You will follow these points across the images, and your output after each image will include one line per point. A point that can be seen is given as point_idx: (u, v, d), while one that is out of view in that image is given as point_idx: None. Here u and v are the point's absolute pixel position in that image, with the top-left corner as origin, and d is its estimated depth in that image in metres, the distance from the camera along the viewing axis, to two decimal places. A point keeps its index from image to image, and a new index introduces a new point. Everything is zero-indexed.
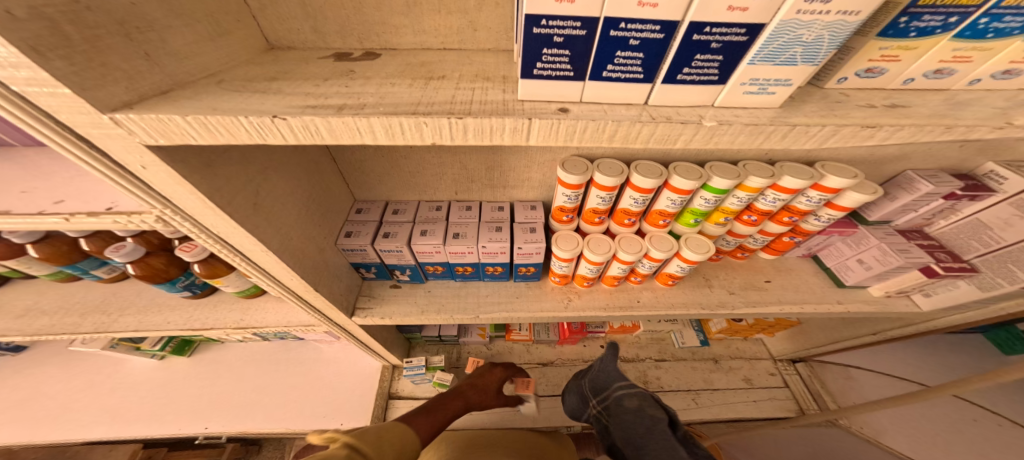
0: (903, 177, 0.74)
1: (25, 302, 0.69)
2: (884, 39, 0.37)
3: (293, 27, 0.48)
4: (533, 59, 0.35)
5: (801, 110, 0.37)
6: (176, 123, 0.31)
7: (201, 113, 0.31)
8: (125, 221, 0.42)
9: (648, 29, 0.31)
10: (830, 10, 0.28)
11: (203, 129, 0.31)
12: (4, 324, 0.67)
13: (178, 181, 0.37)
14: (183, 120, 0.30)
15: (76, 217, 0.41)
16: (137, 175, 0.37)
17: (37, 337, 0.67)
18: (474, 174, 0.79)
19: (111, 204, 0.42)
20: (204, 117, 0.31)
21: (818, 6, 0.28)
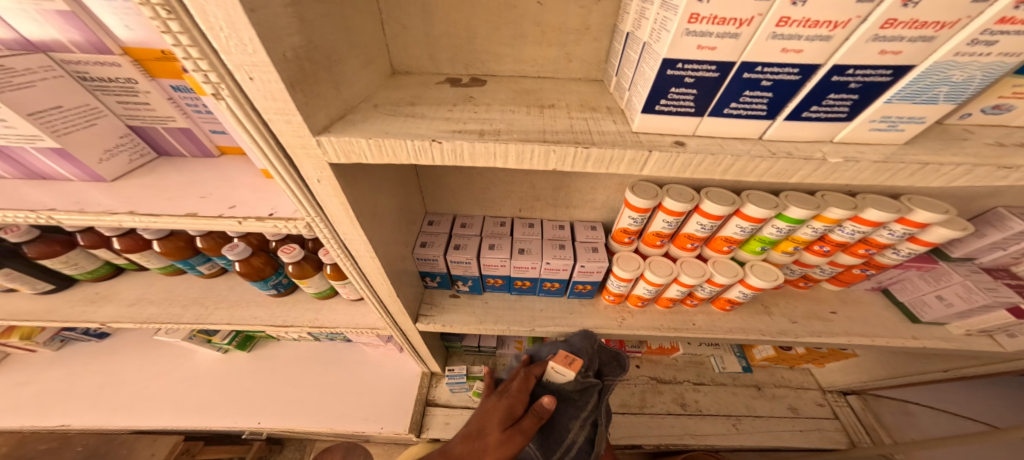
0: (995, 215, 0.75)
1: (134, 293, 0.76)
2: (1020, 76, 0.37)
3: (415, 55, 0.57)
4: (658, 96, 0.38)
5: (921, 148, 0.39)
6: (359, 145, 0.37)
7: (380, 137, 0.37)
8: (281, 226, 0.48)
9: (785, 71, 0.34)
10: (992, 52, 0.31)
11: (377, 151, 0.38)
12: (116, 310, 0.73)
13: (338, 195, 0.42)
14: (366, 143, 0.37)
15: (248, 222, 0.47)
16: (309, 187, 0.42)
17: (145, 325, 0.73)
18: (541, 194, 0.82)
19: (272, 210, 0.48)
20: (381, 140, 0.37)
21: (981, 48, 0.30)
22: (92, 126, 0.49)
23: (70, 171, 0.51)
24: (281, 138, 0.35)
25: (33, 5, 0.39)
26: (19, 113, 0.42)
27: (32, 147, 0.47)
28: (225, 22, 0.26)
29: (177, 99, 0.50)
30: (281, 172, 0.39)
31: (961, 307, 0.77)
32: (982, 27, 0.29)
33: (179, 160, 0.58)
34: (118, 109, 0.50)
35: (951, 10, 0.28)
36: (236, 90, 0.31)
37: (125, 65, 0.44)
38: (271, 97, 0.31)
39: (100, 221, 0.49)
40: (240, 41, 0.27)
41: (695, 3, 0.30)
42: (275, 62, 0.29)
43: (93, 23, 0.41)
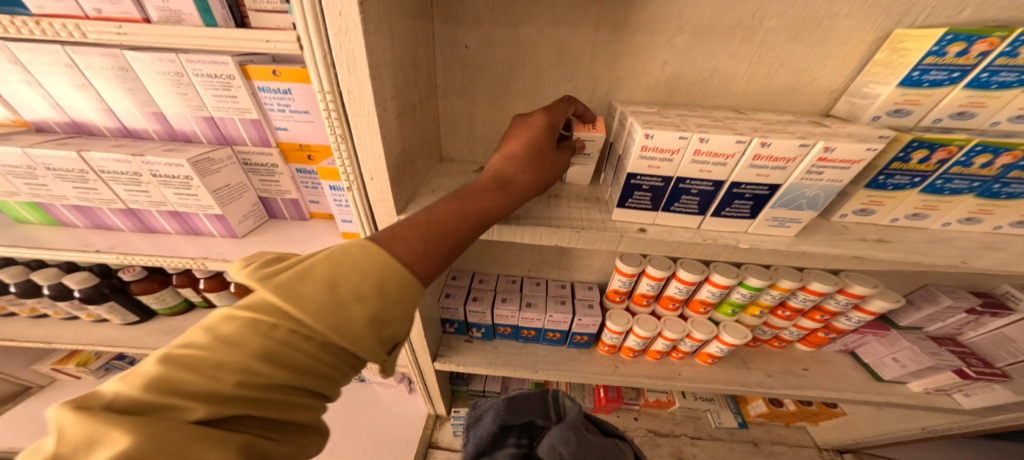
0: (925, 290, 0.90)
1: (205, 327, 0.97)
2: (870, 189, 0.56)
3: (460, 149, 0.84)
4: (626, 196, 0.57)
5: (811, 238, 0.55)
6: None
7: None
8: None
9: (704, 184, 0.53)
10: (823, 178, 0.49)
11: None
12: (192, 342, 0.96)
13: None
14: None
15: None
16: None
17: None
18: (547, 257, 1.04)
19: None
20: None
21: (816, 177, 0.48)
22: (241, 197, 0.69)
23: (217, 229, 0.69)
24: (374, 212, 0.58)
25: (236, 116, 0.62)
26: (209, 189, 0.62)
27: (204, 213, 0.66)
28: (367, 144, 0.49)
29: (297, 178, 0.71)
30: (367, 231, 0.62)
31: (914, 367, 0.87)
32: (810, 162, 0.47)
33: (282, 221, 0.77)
34: (256, 184, 0.71)
35: (788, 151, 0.47)
36: (359, 183, 0.55)
37: (274, 154, 0.67)
38: (382, 191, 0.55)
39: None
40: (376, 158, 0.51)
41: (645, 139, 0.50)
42: (388, 167, 0.53)
43: (266, 126, 0.63)
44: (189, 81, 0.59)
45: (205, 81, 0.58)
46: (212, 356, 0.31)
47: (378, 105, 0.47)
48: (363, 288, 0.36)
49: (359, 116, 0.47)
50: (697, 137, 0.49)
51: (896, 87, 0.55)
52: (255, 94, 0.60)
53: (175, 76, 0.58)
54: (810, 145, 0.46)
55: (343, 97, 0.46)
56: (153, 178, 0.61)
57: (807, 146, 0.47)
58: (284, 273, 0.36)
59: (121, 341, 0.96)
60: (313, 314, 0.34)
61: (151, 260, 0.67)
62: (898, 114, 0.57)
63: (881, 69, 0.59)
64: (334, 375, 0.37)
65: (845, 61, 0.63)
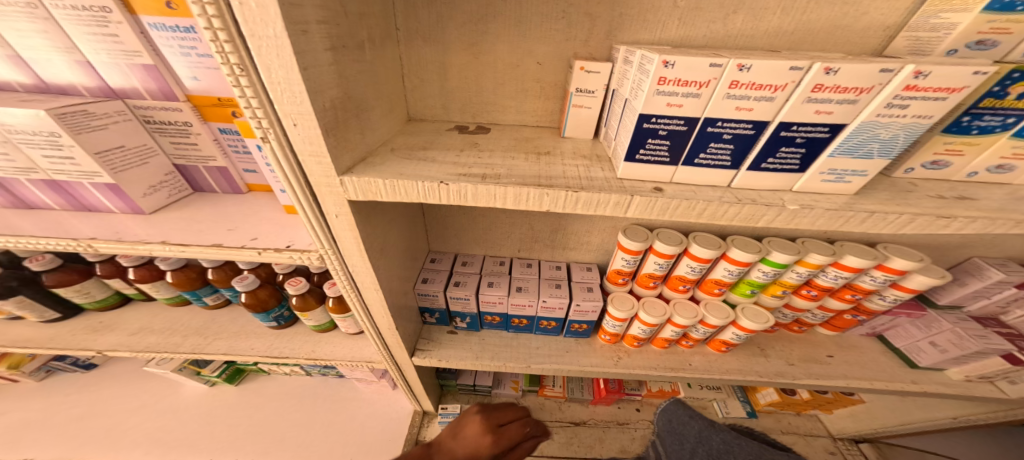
0: (971, 264, 0.78)
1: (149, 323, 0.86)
2: (948, 134, 0.43)
3: (431, 106, 0.69)
4: (637, 147, 0.44)
5: (872, 196, 0.43)
6: (376, 185, 0.45)
7: (394, 179, 0.44)
8: (297, 257, 0.54)
9: (741, 126, 0.40)
10: (907, 114, 0.36)
11: (391, 190, 0.45)
12: (125, 341, 0.83)
13: (352, 228, 0.50)
14: (382, 183, 0.45)
15: (268, 252, 0.53)
16: (327, 221, 0.50)
17: (143, 353, 0.83)
18: (539, 235, 0.91)
19: (290, 242, 0.54)
20: (395, 181, 0.44)
21: (895, 111, 0.36)
22: (144, 165, 0.55)
23: (116, 205, 0.56)
24: (308, 173, 0.44)
25: (123, 61, 0.47)
26: (88, 151, 0.49)
27: (90, 182, 0.52)
28: (283, 78, 0.36)
29: (222, 140, 0.57)
30: (305, 206, 0.48)
31: (955, 353, 0.76)
32: (891, 94, 0.35)
33: (211, 196, 0.63)
34: (169, 149, 0.57)
35: (864, 80, 0.34)
36: (281, 135, 0.41)
37: (186, 110, 0.52)
38: (310, 141, 0.41)
39: (135, 250, 0.53)
40: (294, 96, 0.37)
41: (662, 69, 0.37)
42: (316, 112, 0.39)
43: (168, 75, 0.49)
44: (49, 15, 0.44)
45: (70, 15, 0.44)
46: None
47: (289, 26, 0.33)
48: None
49: (260, 39, 0.33)
50: (735, 64, 0.36)
51: (980, 14, 0.43)
52: (145, 33, 0.46)
53: (27, 8, 0.43)
54: (893, 70, 0.34)
55: (235, 13, 0.32)
56: (9, 135, 0.47)
57: (890, 73, 0.34)
58: None
59: (41, 341, 0.83)
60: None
61: (19, 242, 0.53)
62: (979, 47, 0.45)
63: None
64: None
65: None
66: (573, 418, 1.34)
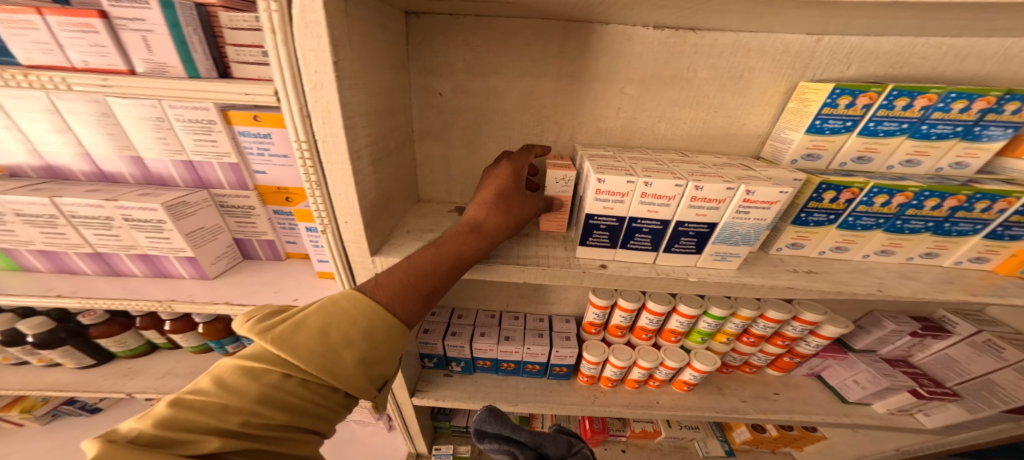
0: (872, 315, 0.93)
1: (178, 369, 0.98)
2: (797, 225, 0.60)
3: (436, 188, 0.88)
4: (586, 236, 0.61)
5: (752, 270, 0.60)
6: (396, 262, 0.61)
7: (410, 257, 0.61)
8: None
9: (652, 223, 0.57)
10: (751, 218, 0.53)
11: None
12: (152, 384, 0.94)
13: None
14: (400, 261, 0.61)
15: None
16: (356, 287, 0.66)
17: (169, 394, 0.94)
18: (524, 292, 1.07)
19: None
20: None
21: (743, 216, 0.53)
22: (214, 239, 0.73)
23: (188, 271, 0.72)
24: (348, 252, 0.61)
25: (215, 160, 0.68)
26: (182, 232, 0.66)
27: (175, 255, 0.69)
28: (342, 191, 0.54)
29: (274, 219, 0.76)
30: (342, 274, 0.65)
31: (873, 389, 0.90)
32: (736, 204, 0.52)
33: (256, 262, 0.80)
34: (231, 225, 0.75)
35: (719, 194, 0.52)
36: (334, 227, 0.58)
37: (252, 196, 0.72)
38: (355, 233, 0.58)
39: (204, 308, 0.68)
40: (349, 202, 0.55)
41: (598, 183, 0.55)
42: (361, 213, 0.57)
43: (245, 169, 0.69)
44: (170, 126, 0.64)
45: (186, 125, 0.64)
46: (219, 402, 0.39)
47: (351, 154, 0.51)
48: (352, 334, 0.45)
49: (333, 165, 0.51)
50: (642, 182, 0.54)
51: (804, 134, 0.60)
52: (235, 138, 0.66)
53: (157, 122, 0.63)
54: (734, 189, 0.51)
55: (319, 146, 0.50)
56: (125, 222, 0.64)
57: (732, 189, 0.52)
58: (281, 325, 0.44)
59: (74, 386, 0.94)
60: (307, 360, 0.43)
61: (114, 303, 0.67)
62: (810, 158, 0.62)
63: (793, 117, 0.63)
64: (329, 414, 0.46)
65: (765, 109, 0.70)
66: None
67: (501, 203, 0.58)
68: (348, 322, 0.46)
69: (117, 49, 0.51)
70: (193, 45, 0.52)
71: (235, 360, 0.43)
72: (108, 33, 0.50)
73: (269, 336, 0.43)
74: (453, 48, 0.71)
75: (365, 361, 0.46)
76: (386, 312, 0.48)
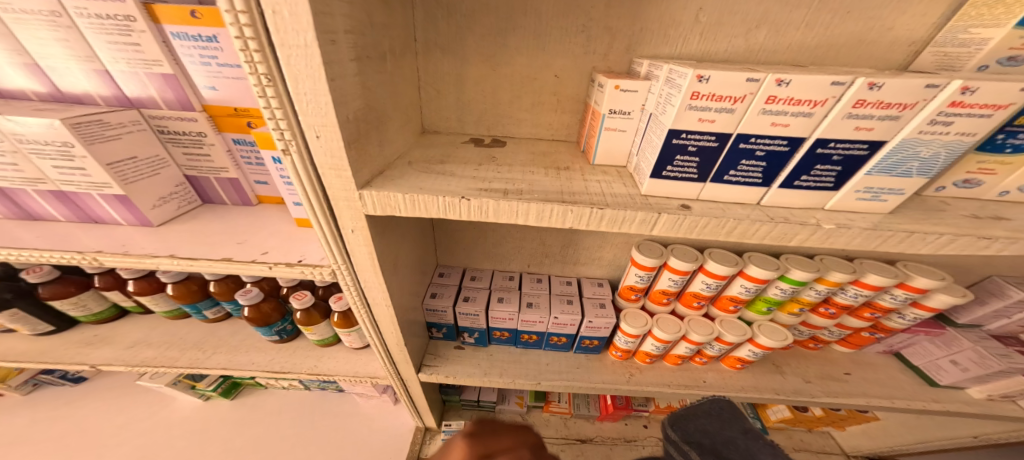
0: (992, 282, 0.77)
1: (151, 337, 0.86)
2: (982, 152, 0.43)
3: (445, 116, 0.68)
4: (664, 164, 0.43)
5: (906, 216, 0.42)
6: (395, 198, 0.44)
7: (415, 193, 0.44)
8: (308, 271, 0.54)
9: (774, 143, 0.39)
10: (950, 131, 0.35)
11: (410, 204, 0.44)
12: (119, 354, 0.82)
13: (368, 242, 0.50)
14: (401, 197, 0.44)
15: (279, 266, 0.53)
16: (342, 235, 0.50)
17: (139, 366, 0.81)
18: (549, 250, 0.90)
19: (301, 256, 0.54)
20: (415, 195, 0.43)
21: (938, 129, 0.35)
22: (155, 175, 0.55)
23: (123, 217, 0.55)
24: (326, 187, 0.44)
25: (143, 70, 0.49)
26: (100, 162, 0.49)
27: (98, 193, 0.52)
28: (310, 89, 0.36)
29: (235, 151, 0.58)
30: (320, 219, 0.47)
31: (977, 372, 0.75)
32: (936, 109, 0.34)
33: (219, 207, 0.63)
34: (180, 159, 0.57)
35: (908, 95, 0.34)
36: (301, 146, 0.40)
37: (201, 120, 0.54)
38: (331, 155, 0.40)
39: (140, 263, 0.52)
40: (319, 106, 0.37)
41: (696, 83, 0.36)
42: (341, 124, 0.39)
43: (187, 84, 0.51)
44: (71, 24, 0.46)
45: (94, 24, 0.45)
46: None
47: (319, 33, 0.33)
48: None
49: (291, 49, 0.33)
50: (773, 79, 0.35)
51: (1012, 29, 0.42)
52: (166, 42, 0.47)
53: (51, 17, 0.45)
54: (939, 86, 0.33)
55: (267, 22, 0.32)
56: (19, 145, 0.46)
57: (935, 87, 0.33)
58: None
59: (31, 356, 0.81)
60: None
61: (26, 255, 0.52)
62: (1010, 62, 0.45)
63: (987, 12, 0.45)
64: None
65: (931, 8, 0.50)
66: (580, 434, 1.28)
67: None
68: None
69: None
70: None
71: None
72: None
73: None
74: None
75: None
76: None
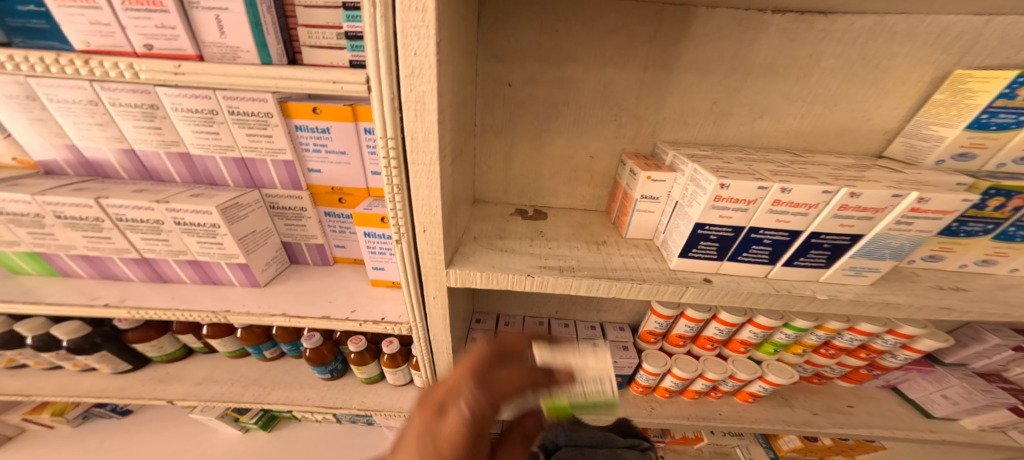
0: (969, 328, 0.88)
1: (217, 375, 0.95)
2: (942, 236, 0.54)
3: (493, 188, 0.81)
4: (690, 247, 0.54)
5: (883, 286, 0.53)
6: (474, 273, 0.55)
7: (489, 270, 0.55)
8: (391, 327, 0.64)
9: (779, 234, 0.50)
10: (912, 229, 0.45)
11: (487, 277, 0.55)
12: (190, 390, 0.91)
13: (445, 305, 0.60)
14: (480, 274, 0.55)
15: (368, 323, 0.63)
16: (423, 300, 0.60)
17: (209, 402, 0.90)
18: (576, 298, 1.01)
19: (383, 314, 0.65)
20: (490, 272, 0.54)
21: (903, 227, 0.45)
22: (265, 244, 0.66)
23: (239, 279, 0.66)
24: (420, 263, 0.55)
25: (269, 157, 0.60)
26: (236, 237, 0.60)
27: (226, 262, 0.63)
28: (427, 195, 0.46)
29: (326, 221, 0.70)
30: (410, 286, 0.58)
31: (966, 405, 0.84)
32: (900, 213, 0.44)
33: (304, 267, 0.74)
34: (281, 228, 0.69)
35: (879, 202, 0.44)
36: (409, 234, 0.52)
37: (305, 197, 0.65)
38: (432, 243, 0.51)
39: (259, 320, 0.63)
40: (433, 206, 0.47)
41: (719, 189, 0.47)
42: (443, 219, 0.49)
43: (299, 167, 0.62)
44: (223, 119, 0.57)
45: (240, 119, 0.56)
46: None
47: (440, 152, 0.43)
48: None
49: (419, 165, 0.44)
50: (778, 187, 0.45)
51: (962, 130, 0.53)
52: (291, 133, 0.59)
53: (209, 115, 0.56)
54: (901, 197, 0.43)
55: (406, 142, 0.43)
56: (176, 226, 0.58)
57: (898, 197, 0.43)
58: None
59: (112, 392, 0.90)
60: None
61: (165, 314, 0.62)
62: (963, 158, 0.54)
63: (943, 111, 0.57)
64: None
65: (900, 101, 0.62)
66: None
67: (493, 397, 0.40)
68: None
69: (186, 31, 0.44)
70: (267, 27, 0.45)
71: None
72: (179, 13, 0.43)
73: None
74: (530, 31, 0.62)
75: None
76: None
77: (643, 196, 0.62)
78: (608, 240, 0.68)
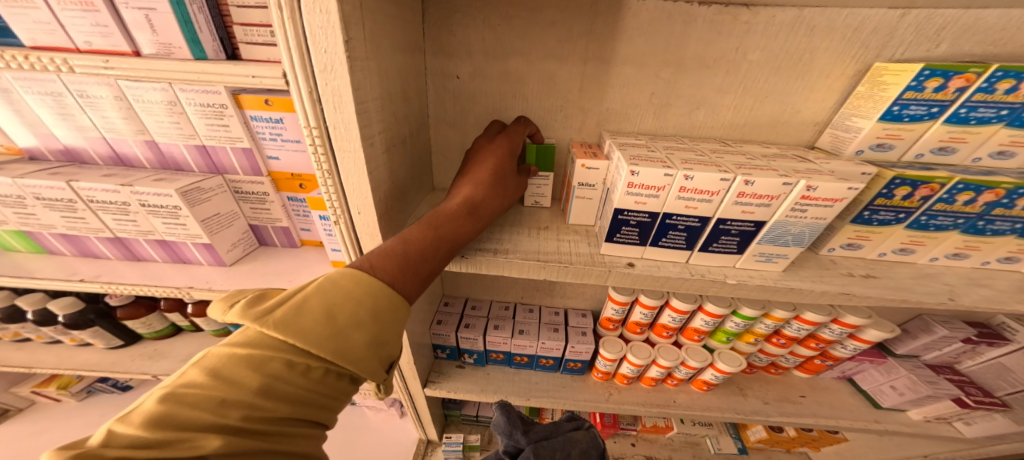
0: (920, 320, 0.89)
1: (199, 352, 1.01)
2: (857, 224, 0.56)
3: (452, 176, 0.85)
4: (614, 232, 0.57)
5: (797, 273, 0.56)
6: None
7: None
8: None
9: (691, 220, 0.53)
10: (807, 217, 0.48)
11: None
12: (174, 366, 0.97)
13: None
14: None
15: None
16: None
17: None
18: (539, 285, 1.04)
19: None
20: None
21: (799, 215, 0.48)
22: (230, 226, 0.71)
23: (206, 258, 0.71)
24: (361, 244, 0.59)
25: (228, 145, 0.65)
26: (198, 219, 0.65)
27: (191, 241, 0.68)
28: (356, 180, 0.50)
29: (288, 205, 0.74)
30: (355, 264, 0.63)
31: (912, 396, 0.86)
32: (793, 201, 0.47)
33: (271, 249, 0.79)
34: (247, 211, 0.74)
35: (771, 189, 0.47)
36: (347, 216, 0.56)
37: (266, 183, 0.70)
38: (369, 224, 0.56)
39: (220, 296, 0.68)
40: (364, 190, 0.51)
41: (631, 176, 0.50)
42: (375, 202, 0.54)
43: (258, 155, 0.67)
44: (182, 110, 0.61)
45: (197, 110, 0.61)
46: (217, 394, 0.33)
47: (363, 140, 0.47)
48: (361, 313, 0.40)
49: (344, 152, 0.48)
50: (682, 175, 0.48)
51: (877, 122, 0.56)
52: (247, 123, 0.63)
53: (169, 105, 0.60)
54: (792, 185, 0.46)
55: (330, 131, 0.47)
56: (142, 207, 0.63)
57: (789, 185, 0.46)
58: (280, 309, 0.38)
59: (102, 365, 0.97)
60: (315, 343, 0.37)
61: (136, 289, 0.68)
62: (880, 148, 0.57)
63: (863, 103, 0.59)
64: (335, 402, 0.40)
65: (826, 94, 0.64)
66: None
67: (496, 183, 0.58)
68: (360, 300, 0.40)
69: (119, 29, 0.49)
70: (198, 25, 0.49)
71: (229, 348, 0.35)
72: (109, 13, 0.48)
73: (268, 320, 0.36)
74: (474, 26, 0.65)
75: (378, 341, 0.41)
76: (394, 290, 0.44)
77: (581, 184, 0.65)
78: (552, 225, 0.71)
